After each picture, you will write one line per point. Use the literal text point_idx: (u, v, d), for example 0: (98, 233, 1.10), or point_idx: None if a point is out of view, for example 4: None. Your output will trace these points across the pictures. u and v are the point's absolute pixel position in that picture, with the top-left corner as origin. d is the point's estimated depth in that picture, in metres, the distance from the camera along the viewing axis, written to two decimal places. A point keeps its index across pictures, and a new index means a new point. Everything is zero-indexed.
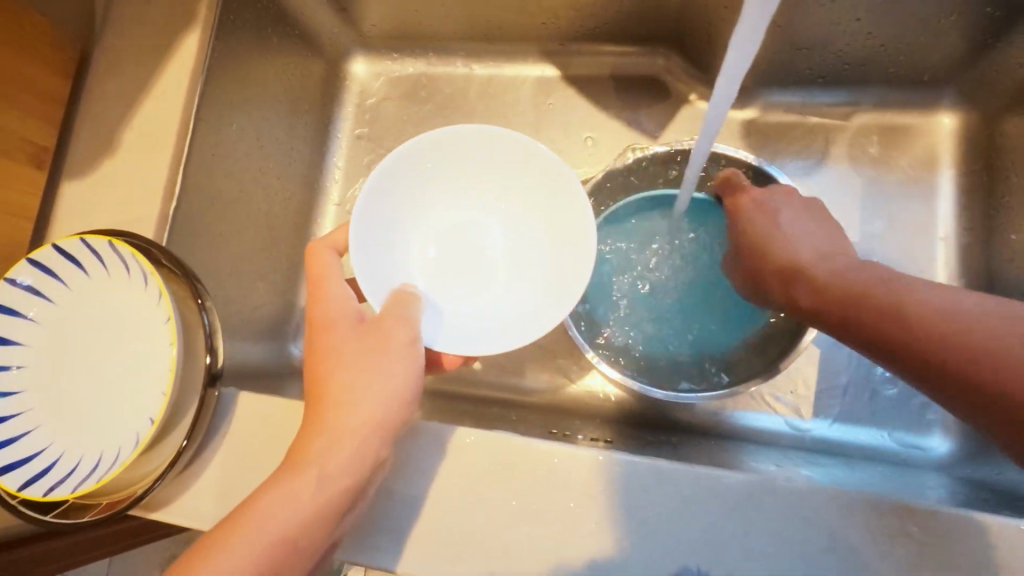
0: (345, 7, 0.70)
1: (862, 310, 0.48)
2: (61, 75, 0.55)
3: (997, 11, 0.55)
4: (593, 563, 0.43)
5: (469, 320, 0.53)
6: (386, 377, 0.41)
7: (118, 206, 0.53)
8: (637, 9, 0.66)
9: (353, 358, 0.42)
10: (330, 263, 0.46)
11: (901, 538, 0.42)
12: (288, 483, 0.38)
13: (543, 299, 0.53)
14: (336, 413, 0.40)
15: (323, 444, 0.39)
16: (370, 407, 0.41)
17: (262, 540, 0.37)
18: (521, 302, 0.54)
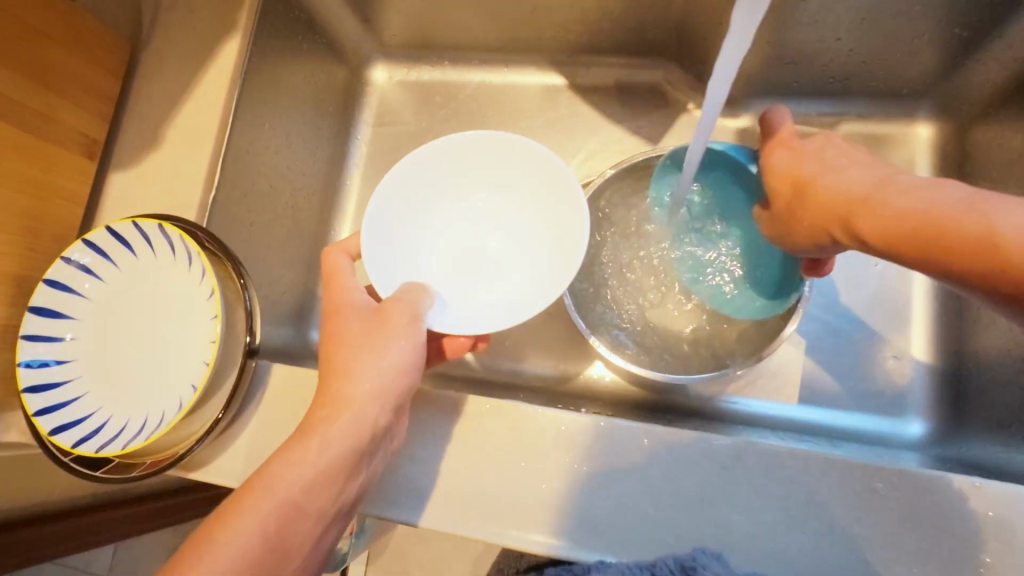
0: (369, 18, 0.77)
1: (852, 203, 0.43)
2: (113, 75, 0.60)
3: (965, 30, 0.58)
4: (581, 527, 0.45)
5: (471, 308, 0.59)
6: (384, 354, 0.46)
7: (162, 197, 0.59)
8: (638, 24, 0.71)
9: (357, 337, 0.46)
10: (343, 265, 0.51)
11: (876, 512, 0.43)
12: (295, 454, 0.42)
13: (538, 288, 0.58)
14: (339, 386, 0.45)
15: (330, 412, 0.44)
16: (371, 381, 0.45)
17: (278, 500, 0.40)
18: (519, 292, 0.59)
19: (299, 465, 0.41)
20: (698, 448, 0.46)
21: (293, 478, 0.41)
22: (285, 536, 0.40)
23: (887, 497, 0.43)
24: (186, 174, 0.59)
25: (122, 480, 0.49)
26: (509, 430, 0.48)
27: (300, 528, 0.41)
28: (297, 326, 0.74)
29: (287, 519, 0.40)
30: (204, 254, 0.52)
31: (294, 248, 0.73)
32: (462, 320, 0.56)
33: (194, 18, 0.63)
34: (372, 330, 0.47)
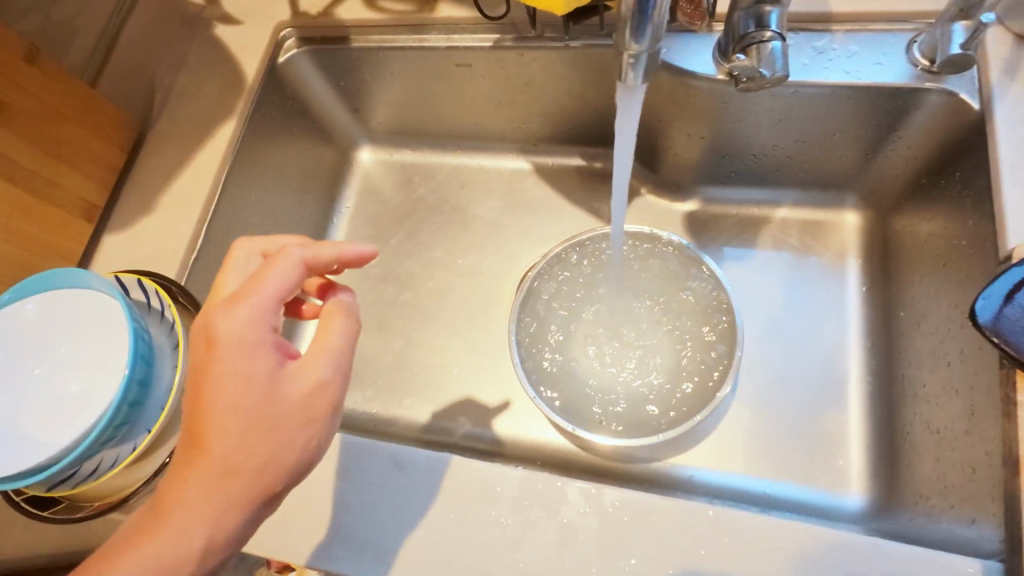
0: (356, 107, 0.86)
1: None
2: (119, 148, 0.68)
3: (868, 132, 0.63)
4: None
5: (65, 422, 0.49)
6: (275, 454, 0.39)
7: (147, 252, 0.65)
8: (595, 117, 0.79)
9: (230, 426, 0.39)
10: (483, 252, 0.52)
11: (776, 557, 0.44)
12: (227, 367, 0.38)
13: (49, 309, 0.53)
14: (222, 357, 0.38)
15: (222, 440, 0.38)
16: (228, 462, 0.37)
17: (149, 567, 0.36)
18: (93, 361, 0.51)
19: (252, 388, 0.38)
20: (616, 505, 0.47)
21: (201, 516, 0.37)
22: (224, 549, 0.38)
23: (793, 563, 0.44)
24: (173, 237, 0.66)
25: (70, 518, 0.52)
26: (437, 480, 0.50)
27: None
28: None
29: (264, 499, 0.39)
30: (175, 306, 0.57)
31: None
32: (58, 426, 0.49)
33: (197, 105, 0.72)
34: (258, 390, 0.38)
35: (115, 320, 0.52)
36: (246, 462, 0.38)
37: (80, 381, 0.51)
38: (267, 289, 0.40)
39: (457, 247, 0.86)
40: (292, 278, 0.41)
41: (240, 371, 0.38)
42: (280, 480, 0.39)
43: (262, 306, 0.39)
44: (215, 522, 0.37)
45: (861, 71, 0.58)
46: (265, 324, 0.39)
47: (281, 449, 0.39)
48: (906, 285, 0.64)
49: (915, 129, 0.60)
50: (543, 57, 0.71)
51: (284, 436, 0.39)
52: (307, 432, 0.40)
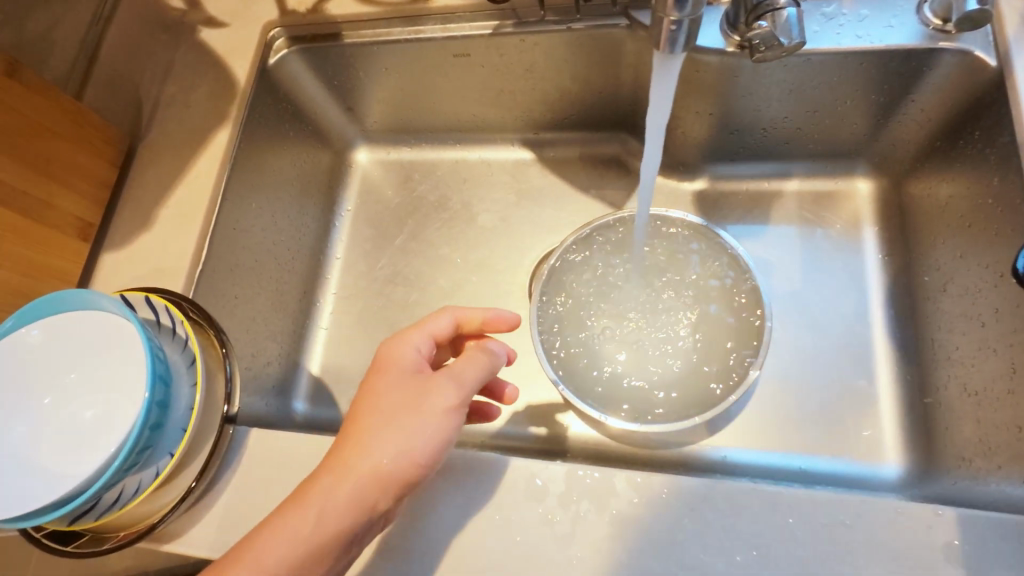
0: (351, 107, 0.84)
1: None
2: (111, 162, 0.65)
3: (880, 97, 0.62)
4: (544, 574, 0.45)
5: (83, 451, 0.46)
6: (407, 441, 0.42)
7: (149, 268, 0.63)
8: (598, 100, 0.77)
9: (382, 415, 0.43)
10: None
11: (837, 530, 0.43)
12: (384, 370, 0.45)
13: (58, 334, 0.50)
14: (379, 368, 0.46)
15: (365, 427, 0.42)
16: (371, 448, 0.42)
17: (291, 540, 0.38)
18: (108, 385, 0.49)
19: (396, 387, 0.44)
20: (667, 492, 0.46)
21: (329, 496, 0.40)
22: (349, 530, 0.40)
23: (856, 535, 0.42)
24: (176, 251, 0.63)
25: (95, 551, 0.49)
26: (479, 481, 0.49)
27: None
28: (280, 399, 0.76)
29: (378, 487, 0.41)
30: (187, 321, 0.54)
31: (277, 318, 0.77)
32: (77, 456, 0.46)
33: (189, 114, 0.70)
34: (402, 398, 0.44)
35: (128, 341, 0.50)
36: (382, 450, 0.42)
37: (96, 408, 0.48)
38: (427, 329, 0.50)
39: (464, 243, 0.84)
40: (444, 329, 0.51)
41: (387, 371, 0.46)
42: (399, 469, 0.42)
43: (421, 335, 0.49)
44: (342, 500, 0.40)
45: (873, 35, 0.58)
46: (417, 342, 0.48)
47: (403, 442, 0.42)
48: (927, 248, 0.64)
49: (931, 90, 0.59)
50: (544, 41, 0.69)
51: (406, 428, 0.42)
52: (422, 428, 0.43)
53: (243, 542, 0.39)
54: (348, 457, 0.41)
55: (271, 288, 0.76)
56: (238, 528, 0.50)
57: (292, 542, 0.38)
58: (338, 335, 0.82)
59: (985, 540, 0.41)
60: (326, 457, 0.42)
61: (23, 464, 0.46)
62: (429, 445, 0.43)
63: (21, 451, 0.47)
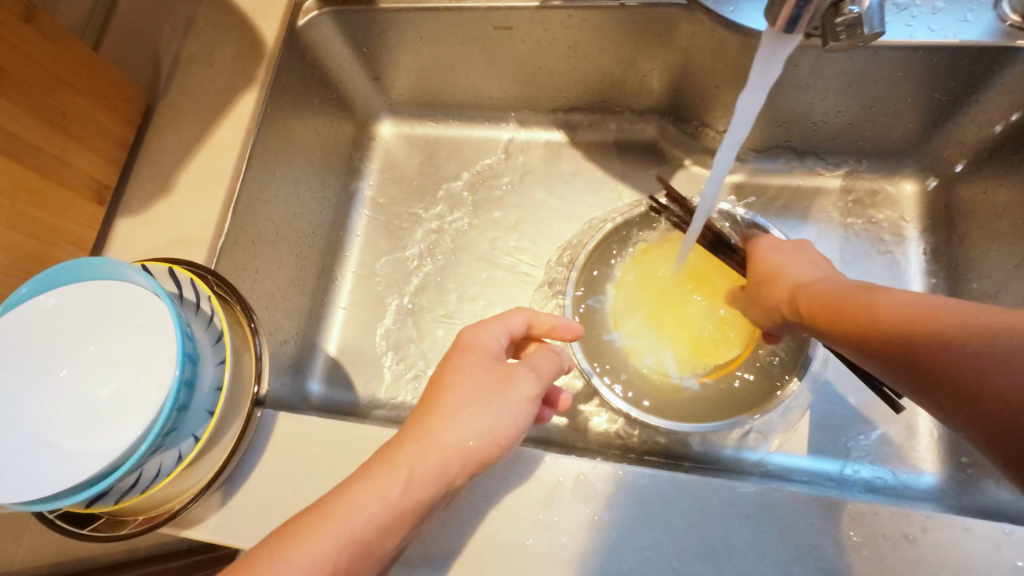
0: (378, 76, 0.80)
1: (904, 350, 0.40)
2: (128, 122, 0.61)
3: (943, 96, 0.60)
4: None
5: (106, 432, 0.43)
6: (495, 417, 0.44)
7: (169, 238, 0.59)
8: (639, 83, 0.74)
9: (472, 388, 0.44)
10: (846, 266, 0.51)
11: (901, 543, 0.41)
12: (470, 354, 0.47)
13: (79, 306, 0.47)
14: (460, 357, 0.47)
15: (453, 397, 0.44)
16: (463, 428, 0.43)
17: (381, 496, 0.39)
18: (133, 362, 0.46)
19: (480, 370, 0.46)
20: (720, 495, 0.44)
21: (419, 460, 0.41)
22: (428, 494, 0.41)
23: (922, 549, 0.41)
24: (197, 220, 0.60)
25: (115, 536, 0.46)
26: (524, 479, 0.46)
27: (360, 569, 0.38)
28: (295, 379, 0.73)
29: (461, 460, 0.42)
30: (213, 296, 0.51)
31: (295, 295, 0.74)
32: (98, 437, 0.43)
33: (212, 74, 0.65)
34: (491, 382, 0.45)
35: (155, 316, 0.46)
36: (467, 429, 0.43)
37: (120, 384, 0.45)
38: (505, 322, 0.51)
39: (488, 226, 0.81)
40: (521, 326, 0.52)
41: (471, 355, 0.47)
42: (484, 447, 0.43)
43: (500, 328, 0.50)
44: (426, 462, 0.41)
45: (947, 29, 0.55)
46: (497, 334, 0.49)
47: (488, 416, 0.44)
48: (980, 256, 0.62)
49: (1000, 92, 0.57)
50: (592, 18, 0.66)
51: (491, 405, 0.44)
52: (504, 411, 0.45)
53: (336, 490, 0.40)
54: (438, 427, 0.42)
55: (291, 263, 0.72)
56: (265, 515, 0.48)
57: (374, 501, 0.39)
58: (357, 315, 0.79)
59: None
60: (411, 424, 0.43)
61: (40, 444, 0.43)
62: (511, 428, 0.44)
63: (37, 429, 0.44)
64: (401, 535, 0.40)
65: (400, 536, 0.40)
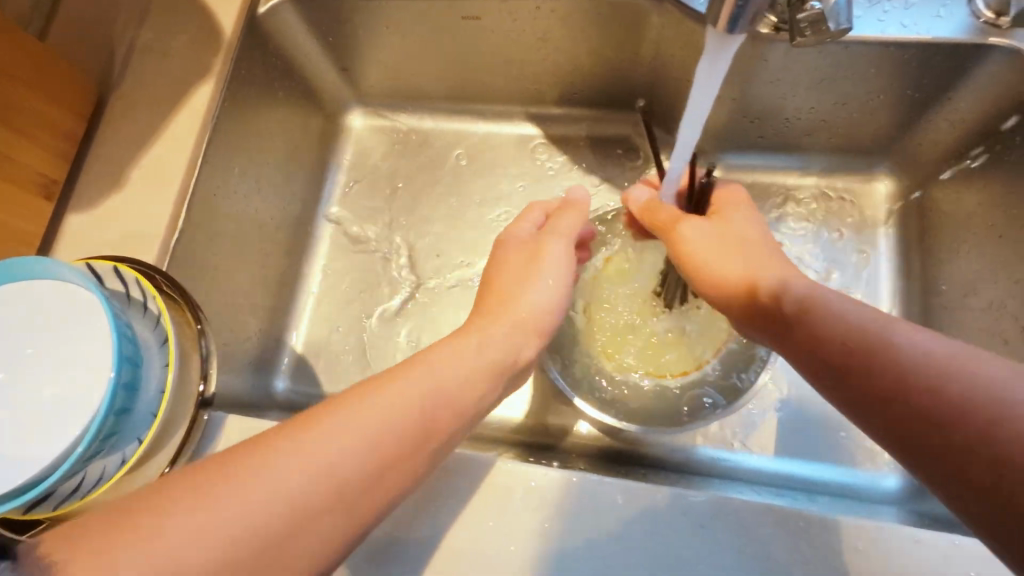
0: (347, 67, 0.78)
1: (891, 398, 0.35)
2: (78, 114, 0.59)
3: (917, 94, 0.59)
4: None
5: (38, 438, 0.42)
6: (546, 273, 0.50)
7: (121, 234, 0.58)
8: (612, 76, 0.72)
9: (520, 269, 0.50)
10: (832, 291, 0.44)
11: (851, 556, 0.41)
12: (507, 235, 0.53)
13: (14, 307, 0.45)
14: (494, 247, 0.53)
15: (508, 277, 0.50)
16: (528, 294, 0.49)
17: (451, 351, 0.43)
18: (68, 365, 0.44)
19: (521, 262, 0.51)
20: (672, 503, 0.44)
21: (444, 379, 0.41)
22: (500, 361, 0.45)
23: (870, 561, 0.41)
24: (150, 216, 0.58)
25: None
26: (474, 487, 0.45)
27: (451, 413, 0.40)
28: (259, 376, 0.72)
29: (527, 332, 0.48)
30: (159, 296, 0.50)
31: (259, 291, 0.72)
32: (30, 443, 0.42)
33: (169, 65, 0.64)
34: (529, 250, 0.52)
35: (92, 317, 0.45)
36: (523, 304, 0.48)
37: (55, 388, 0.44)
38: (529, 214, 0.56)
39: (458, 221, 0.80)
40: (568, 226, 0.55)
41: (502, 247, 0.53)
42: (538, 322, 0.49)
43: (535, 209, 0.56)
44: (494, 336, 0.46)
45: (919, 25, 0.54)
46: (534, 216, 0.56)
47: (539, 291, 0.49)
48: (950, 258, 0.61)
49: (972, 90, 0.56)
50: (561, 9, 0.64)
51: (540, 274, 0.50)
52: (512, 350, 0.47)
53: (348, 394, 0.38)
54: (448, 352, 0.43)
55: (254, 259, 0.71)
56: None
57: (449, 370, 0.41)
58: (323, 312, 0.77)
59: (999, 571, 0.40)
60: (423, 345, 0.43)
61: None
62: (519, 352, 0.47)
63: None
64: (487, 389, 0.43)
65: (498, 386, 0.44)
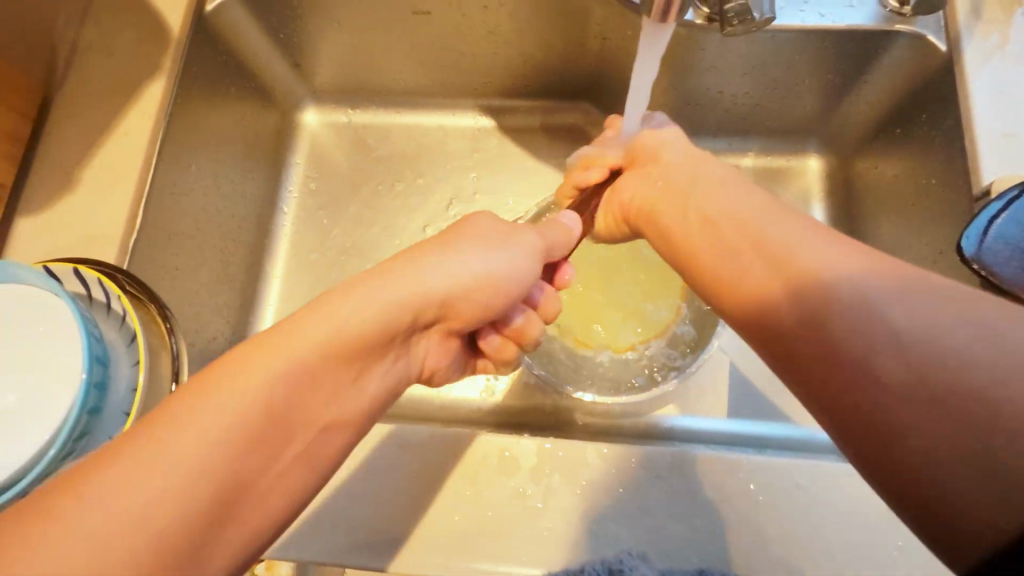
0: (298, 63, 0.78)
1: (827, 337, 0.33)
2: (22, 116, 0.59)
3: (837, 77, 0.64)
4: (526, 557, 0.45)
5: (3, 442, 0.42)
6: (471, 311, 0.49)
7: (78, 235, 0.57)
8: (562, 65, 0.75)
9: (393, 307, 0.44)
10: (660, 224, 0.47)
11: (794, 491, 0.45)
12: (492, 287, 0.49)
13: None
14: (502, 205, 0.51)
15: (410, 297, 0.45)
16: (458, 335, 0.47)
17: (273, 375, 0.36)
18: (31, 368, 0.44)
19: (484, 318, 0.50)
20: (635, 459, 0.47)
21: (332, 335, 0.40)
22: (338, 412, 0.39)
23: (811, 495, 0.45)
24: (105, 217, 0.58)
25: None
26: (446, 460, 0.49)
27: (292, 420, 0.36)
28: None
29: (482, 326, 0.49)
30: (124, 296, 0.50)
31: (222, 291, 0.72)
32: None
33: (117, 64, 0.63)
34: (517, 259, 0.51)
35: (54, 320, 0.45)
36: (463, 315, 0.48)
37: (16, 392, 0.43)
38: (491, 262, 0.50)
39: (420, 212, 0.81)
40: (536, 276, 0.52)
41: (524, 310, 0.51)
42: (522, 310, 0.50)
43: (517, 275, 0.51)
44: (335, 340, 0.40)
45: (835, 14, 0.59)
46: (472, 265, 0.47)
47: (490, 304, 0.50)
48: (876, 226, 0.66)
49: (884, 72, 0.61)
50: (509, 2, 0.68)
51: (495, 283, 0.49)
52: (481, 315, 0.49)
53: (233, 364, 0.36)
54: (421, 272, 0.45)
55: (216, 258, 0.71)
56: None
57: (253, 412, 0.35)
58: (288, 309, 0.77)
59: None
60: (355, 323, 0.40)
61: None
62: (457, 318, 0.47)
63: None
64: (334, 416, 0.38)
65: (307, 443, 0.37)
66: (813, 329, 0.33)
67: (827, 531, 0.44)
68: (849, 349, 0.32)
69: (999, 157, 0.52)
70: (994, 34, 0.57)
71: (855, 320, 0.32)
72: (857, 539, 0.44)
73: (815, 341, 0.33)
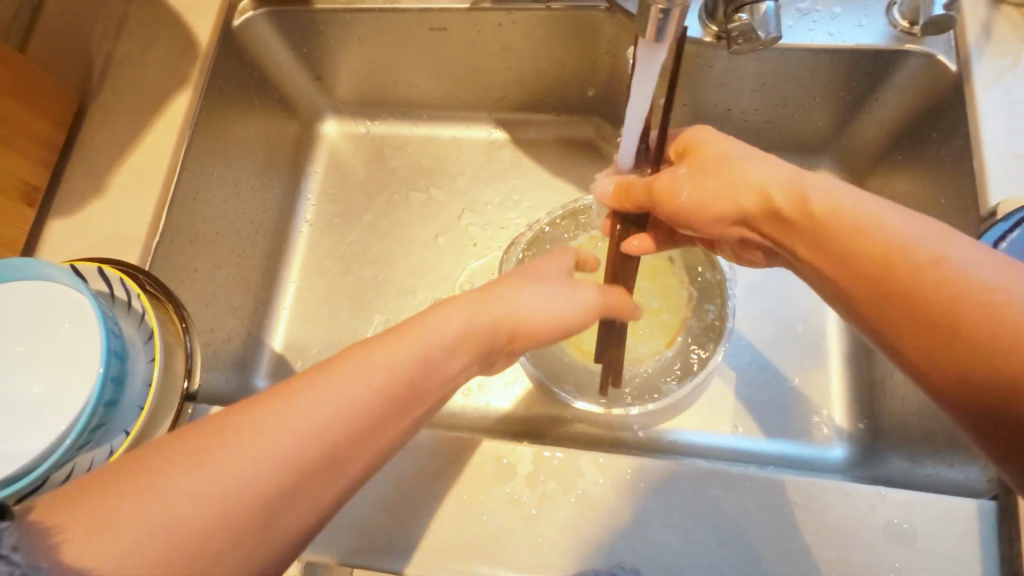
0: (320, 76, 0.81)
1: (926, 324, 0.34)
2: (58, 124, 0.63)
3: (847, 95, 0.64)
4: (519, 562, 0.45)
5: (25, 432, 0.44)
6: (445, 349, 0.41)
7: (105, 237, 0.61)
8: (575, 80, 0.77)
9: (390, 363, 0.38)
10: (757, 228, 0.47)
11: (788, 509, 0.45)
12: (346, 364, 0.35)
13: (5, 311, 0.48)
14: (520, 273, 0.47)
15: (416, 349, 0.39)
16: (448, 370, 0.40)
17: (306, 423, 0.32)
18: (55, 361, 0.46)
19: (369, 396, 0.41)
20: (631, 470, 0.47)
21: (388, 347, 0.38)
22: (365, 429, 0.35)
23: (805, 515, 0.45)
24: (131, 220, 0.61)
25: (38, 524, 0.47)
26: (445, 464, 0.49)
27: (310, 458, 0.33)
28: (239, 374, 0.74)
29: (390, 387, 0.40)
30: (143, 294, 0.52)
31: (238, 293, 0.74)
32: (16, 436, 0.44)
33: (147, 76, 0.67)
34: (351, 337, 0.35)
35: (77, 317, 0.47)
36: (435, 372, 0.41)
37: (41, 383, 0.46)
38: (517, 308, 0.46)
39: (432, 222, 0.83)
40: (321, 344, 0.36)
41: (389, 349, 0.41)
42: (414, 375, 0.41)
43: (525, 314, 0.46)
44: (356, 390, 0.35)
45: (844, 34, 0.59)
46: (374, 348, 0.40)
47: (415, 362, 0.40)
48: None
49: (895, 90, 0.61)
50: (522, 20, 0.69)
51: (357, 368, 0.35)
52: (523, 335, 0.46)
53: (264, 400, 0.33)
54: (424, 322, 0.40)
55: (234, 261, 0.73)
56: None
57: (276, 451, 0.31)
58: (301, 312, 0.80)
59: (925, 519, 0.44)
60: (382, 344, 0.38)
61: None
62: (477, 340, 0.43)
63: None
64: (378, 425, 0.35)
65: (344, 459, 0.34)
66: (923, 320, 0.34)
67: (822, 551, 0.44)
68: (965, 338, 0.32)
69: (1007, 177, 0.51)
70: (1006, 55, 0.56)
71: (947, 308, 0.33)
72: (853, 559, 0.43)
73: (943, 338, 0.33)
